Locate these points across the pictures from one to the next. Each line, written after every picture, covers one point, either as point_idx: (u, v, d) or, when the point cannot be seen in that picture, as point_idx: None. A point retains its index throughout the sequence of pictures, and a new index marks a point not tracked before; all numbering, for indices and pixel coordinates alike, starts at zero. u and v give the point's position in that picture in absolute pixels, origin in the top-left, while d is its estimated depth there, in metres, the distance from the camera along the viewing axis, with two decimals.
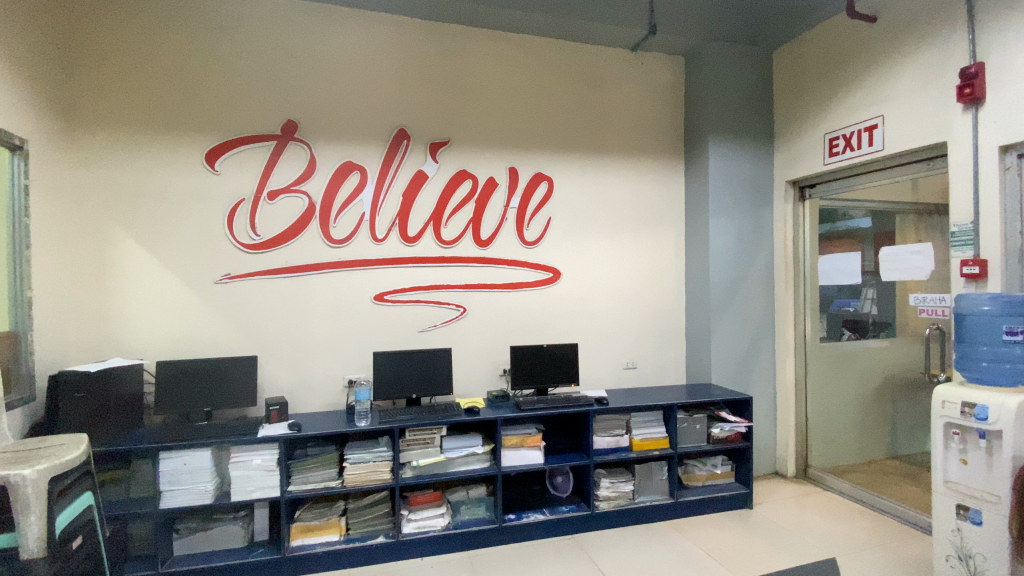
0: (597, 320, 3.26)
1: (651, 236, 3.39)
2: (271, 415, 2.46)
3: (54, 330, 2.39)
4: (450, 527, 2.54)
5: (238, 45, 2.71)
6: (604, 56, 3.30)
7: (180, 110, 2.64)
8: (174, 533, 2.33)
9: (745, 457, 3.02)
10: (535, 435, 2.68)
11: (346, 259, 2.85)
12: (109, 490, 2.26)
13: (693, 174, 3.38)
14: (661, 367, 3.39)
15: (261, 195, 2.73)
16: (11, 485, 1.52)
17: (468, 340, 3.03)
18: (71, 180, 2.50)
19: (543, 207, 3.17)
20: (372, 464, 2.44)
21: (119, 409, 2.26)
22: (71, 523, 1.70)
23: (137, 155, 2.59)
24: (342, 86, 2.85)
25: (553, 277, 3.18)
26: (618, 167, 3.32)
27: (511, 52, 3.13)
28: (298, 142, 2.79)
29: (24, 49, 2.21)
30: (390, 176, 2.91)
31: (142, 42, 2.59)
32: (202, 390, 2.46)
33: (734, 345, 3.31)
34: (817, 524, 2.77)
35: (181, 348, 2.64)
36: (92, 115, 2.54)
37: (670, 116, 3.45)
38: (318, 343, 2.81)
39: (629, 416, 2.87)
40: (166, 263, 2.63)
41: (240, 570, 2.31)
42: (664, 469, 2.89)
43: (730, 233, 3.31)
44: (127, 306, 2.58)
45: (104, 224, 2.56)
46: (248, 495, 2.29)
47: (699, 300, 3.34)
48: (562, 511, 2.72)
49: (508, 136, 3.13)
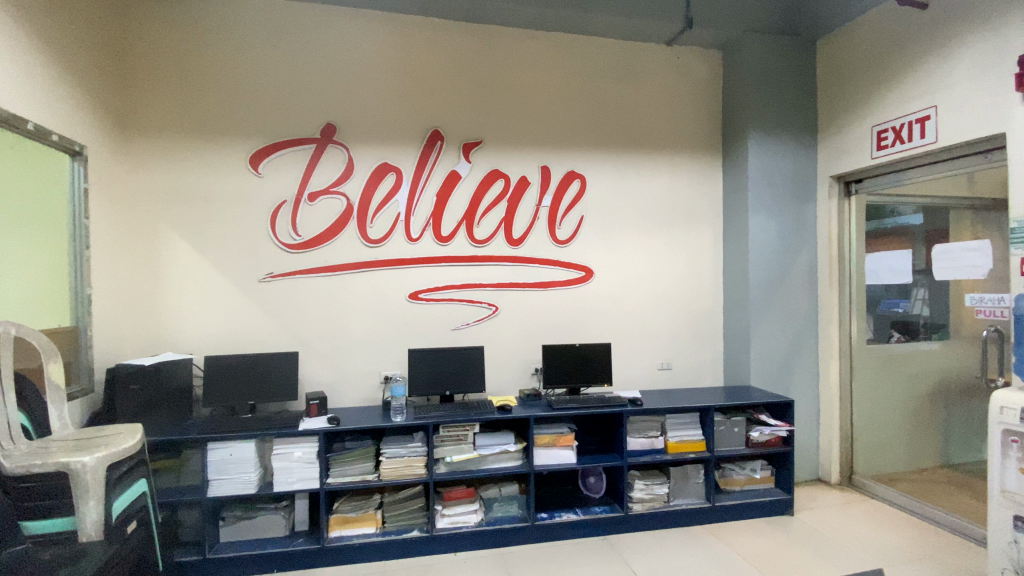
0: (631, 320, 3.22)
1: (687, 234, 3.31)
2: (312, 408, 2.53)
3: (111, 325, 2.53)
4: (483, 523, 2.57)
5: (279, 50, 2.80)
6: (638, 52, 3.25)
7: (225, 115, 2.75)
8: (220, 521, 2.42)
9: (785, 462, 2.92)
10: (568, 435, 2.67)
11: (382, 258, 2.90)
12: (161, 478, 2.38)
13: (732, 171, 3.29)
14: (697, 367, 3.32)
15: (301, 196, 2.82)
16: (73, 471, 1.63)
17: (501, 339, 3.04)
18: (127, 184, 2.65)
19: (575, 205, 3.15)
20: (407, 459, 2.48)
21: (170, 400, 2.38)
22: (127, 508, 1.80)
23: (186, 158, 2.71)
24: (378, 89, 2.91)
25: (586, 276, 3.15)
26: (652, 164, 3.26)
27: (542, 51, 3.11)
28: (336, 144, 2.86)
29: (83, 59, 2.35)
30: (425, 176, 2.95)
31: (190, 49, 2.71)
32: (246, 384, 2.56)
33: (774, 346, 3.21)
34: (862, 533, 2.65)
35: (227, 343, 2.75)
36: (145, 122, 2.67)
37: (706, 111, 3.36)
38: (356, 340, 2.88)
39: (664, 418, 2.81)
40: (213, 262, 2.74)
41: (282, 558, 2.38)
42: (700, 472, 2.83)
43: (770, 231, 3.20)
44: (176, 302, 2.71)
45: (156, 225, 2.69)
46: (290, 486, 2.37)
47: (737, 300, 3.25)
48: (595, 511, 2.70)
49: (540, 134, 3.12)
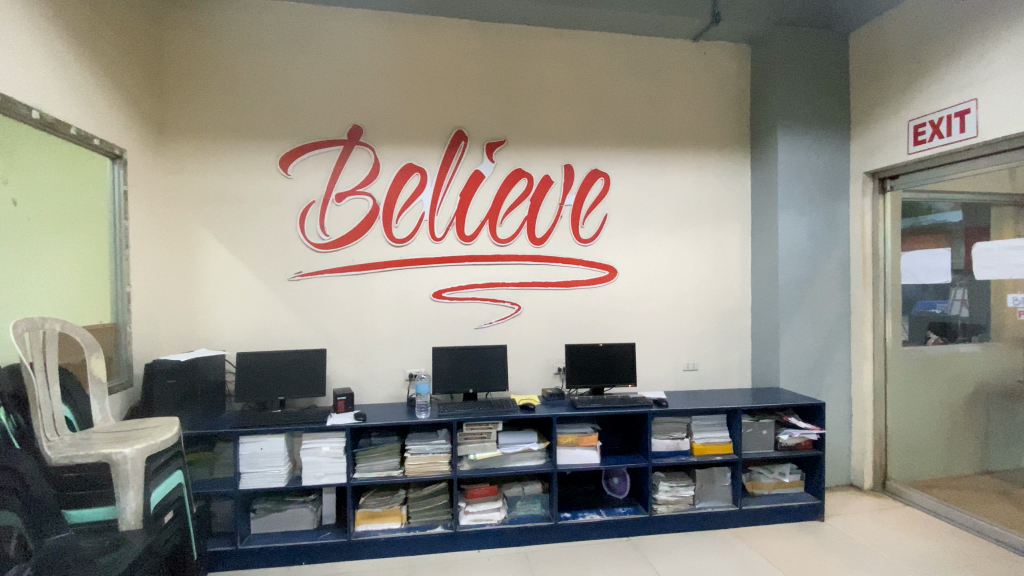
0: (656, 319, 3.18)
1: (714, 232, 3.26)
2: (339, 404, 2.58)
3: (150, 322, 2.63)
4: (506, 522, 2.57)
5: (307, 54, 2.86)
6: (663, 48, 3.21)
7: (255, 117, 2.82)
8: (251, 513, 2.49)
9: (816, 466, 2.84)
10: (591, 434, 2.65)
11: (407, 258, 2.94)
12: (195, 470, 2.45)
13: (761, 168, 3.22)
14: (724, 368, 3.26)
15: (329, 197, 2.87)
16: (114, 462, 1.69)
17: (523, 338, 3.05)
18: (164, 186, 2.75)
19: (599, 203, 3.13)
20: (431, 456, 2.51)
21: (204, 395, 2.45)
22: (165, 499, 1.87)
23: (219, 161, 2.80)
24: (402, 90, 2.94)
25: (610, 275, 3.13)
26: (678, 162, 3.21)
27: (566, 49, 3.10)
28: (362, 146, 2.91)
29: (122, 66, 2.45)
30: (449, 176, 2.98)
31: (223, 54, 2.79)
32: (275, 380, 2.62)
33: (804, 347, 3.13)
34: (897, 540, 2.57)
35: (257, 340, 2.82)
36: (180, 126, 2.77)
37: (734, 107, 3.30)
38: (381, 338, 2.92)
39: (689, 419, 2.77)
40: (244, 261, 2.82)
41: (310, 551, 2.44)
42: (727, 475, 2.78)
43: (801, 229, 3.12)
44: (210, 300, 2.79)
45: (190, 225, 2.78)
46: (318, 480, 2.42)
47: (766, 299, 3.18)
48: (619, 513, 2.68)
49: (563, 133, 3.11)
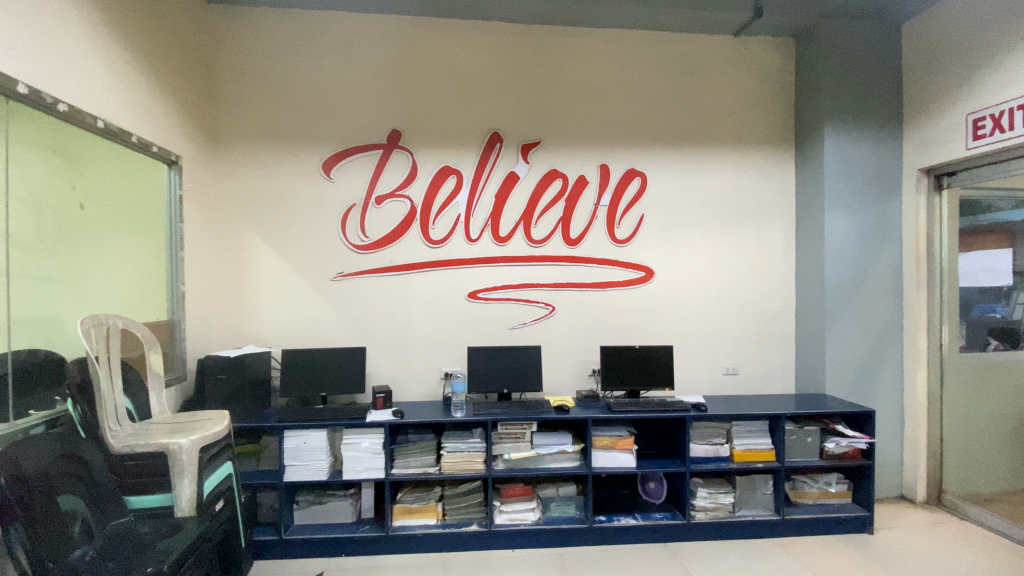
0: (694, 321, 3.11)
1: (755, 233, 3.16)
2: (378, 401, 2.64)
3: (202, 319, 2.76)
4: (541, 522, 2.58)
5: (348, 60, 2.94)
6: (702, 44, 3.14)
7: (300, 123, 2.92)
8: (294, 505, 2.57)
9: (865, 477, 2.72)
10: (627, 438, 2.61)
11: (443, 259, 2.98)
12: (243, 461, 2.57)
13: (806, 166, 3.11)
14: (766, 372, 3.16)
15: (369, 200, 2.95)
16: (171, 451, 1.78)
17: (558, 339, 3.04)
18: (215, 190, 2.88)
19: (635, 203, 3.09)
20: (466, 454, 2.53)
21: (252, 389, 2.56)
22: (216, 488, 1.96)
23: (266, 165, 2.91)
24: (440, 93, 2.99)
25: (646, 276, 3.09)
26: (718, 161, 3.14)
27: (602, 48, 3.08)
28: (401, 149, 2.97)
29: (178, 77, 2.59)
30: (484, 177, 3.00)
31: (269, 63, 2.90)
32: (317, 377, 2.70)
33: (852, 352, 3.00)
34: (952, 556, 2.43)
35: (300, 338, 2.92)
36: (230, 132, 2.90)
37: (776, 103, 3.19)
38: (417, 338, 2.97)
39: (729, 425, 2.70)
40: (288, 262, 2.92)
41: (349, 544, 2.50)
42: (769, 483, 2.69)
43: (850, 229, 3.00)
44: (256, 299, 2.90)
45: (239, 227, 2.91)
46: (357, 475, 2.48)
47: (811, 302, 3.06)
48: (656, 518, 2.63)
49: (599, 134, 3.08)
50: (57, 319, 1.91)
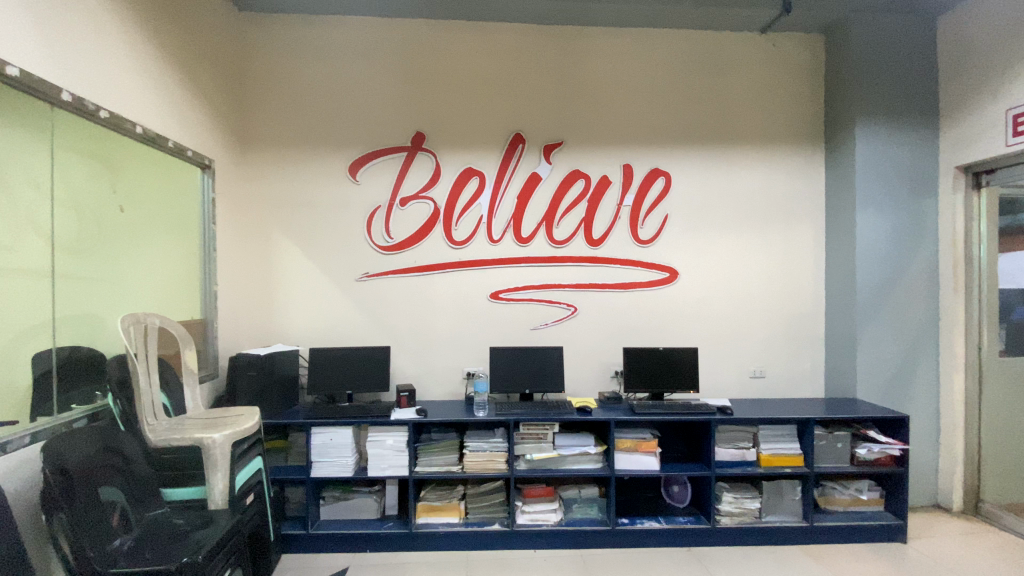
0: (719, 323, 3.06)
1: (783, 233, 3.10)
2: (402, 400, 2.68)
3: (233, 318, 2.84)
4: (563, 523, 2.58)
5: (373, 64, 2.99)
6: (728, 42, 3.09)
7: (327, 126, 2.99)
8: (321, 500, 2.62)
9: (899, 484, 2.63)
10: (651, 440, 2.58)
11: (465, 259, 3.00)
12: (272, 457, 2.64)
13: (836, 164, 3.03)
14: (794, 375, 3.09)
15: (394, 202, 2.99)
16: (206, 445, 1.83)
17: (580, 340, 3.03)
18: (246, 193, 2.96)
19: (659, 203, 3.06)
20: (489, 453, 2.55)
21: (280, 387, 2.62)
22: (247, 482, 2.01)
23: (294, 168, 2.98)
24: (463, 95, 3.02)
25: (671, 277, 3.05)
26: (744, 160, 3.09)
27: (626, 48, 3.06)
28: (425, 152, 3.00)
29: (211, 83, 2.67)
30: (507, 178, 3.02)
31: (297, 68, 2.97)
32: (343, 375, 2.76)
33: (885, 355, 2.91)
34: (991, 568, 2.34)
35: (326, 337, 2.98)
36: (260, 135, 2.97)
37: (805, 100, 3.12)
38: (441, 337, 3.00)
39: (756, 429, 2.64)
40: (314, 262, 2.98)
41: (374, 540, 2.55)
42: (797, 489, 2.62)
43: (883, 228, 2.91)
44: (284, 299, 2.97)
45: (268, 228, 2.98)
46: (382, 472, 2.52)
47: (842, 304, 2.98)
48: (680, 522, 2.60)
49: (622, 133, 3.06)
50: (96, 318, 1.99)
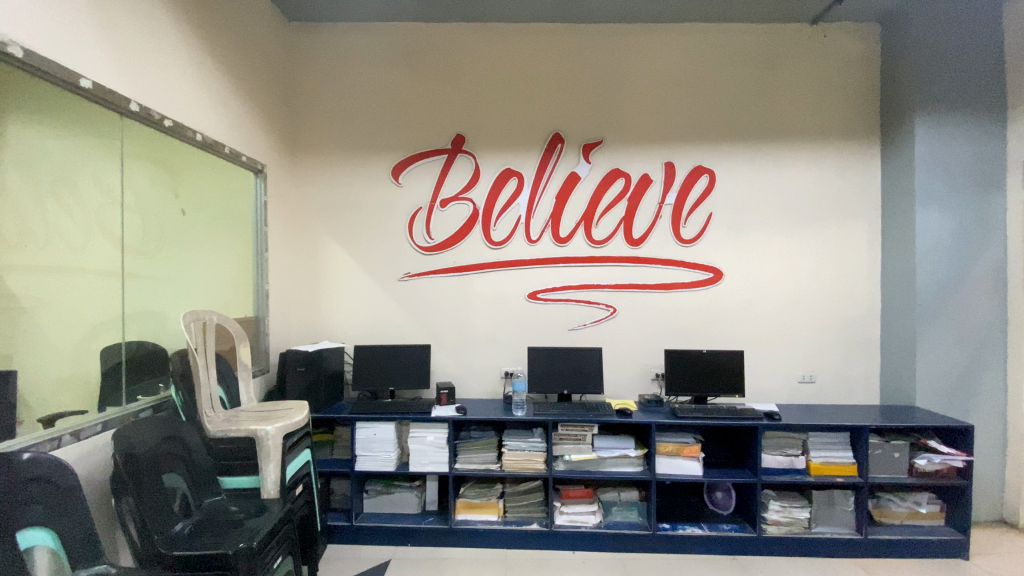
0: (766, 325, 2.97)
1: (836, 231, 2.97)
2: (442, 397, 2.72)
3: (283, 316, 2.97)
4: (602, 526, 2.56)
5: (416, 69, 3.06)
6: (775, 35, 2.99)
7: (370, 131, 3.07)
8: (364, 493, 2.70)
9: (961, 498, 2.48)
10: (693, 445, 2.52)
11: (504, 259, 3.02)
12: (319, 450, 2.74)
13: (893, 159, 2.88)
14: (846, 380, 2.95)
15: (434, 203, 3.05)
16: (259, 437, 1.91)
17: (620, 341, 3.00)
18: (296, 196, 3.09)
19: (702, 201, 2.99)
20: (527, 453, 2.56)
21: (327, 383, 2.71)
22: (297, 473, 2.08)
23: (340, 171, 3.09)
24: (502, 97, 3.04)
25: (714, 277, 2.98)
26: (793, 157, 2.98)
27: (667, 45, 3.01)
28: (465, 154, 3.04)
29: (264, 92, 2.80)
30: (545, 178, 3.02)
31: (344, 75, 3.08)
32: (385, 372, 2.83)
33: (946, 361, 2.75)
34: None
35: (369, 335, 3.06)
36: (309, 140, 3.09)
37: (860, 92, 2.98)
38: (480, 337, 3.03)
39: (805, 436, 2.54)
40: (358, 262, 3.07)
41: (415, 534, 2.60)
42: (850, 500, 2.52)
43: (944, 226, 2.75)
44: (331, 298, 3.08)
45: (315, 230, 3.09)
46: (423, 467, 2.57)
47: (900, 306, 2.83)
48: (723, 529, 2.54)
49: (664, 131, 3.01)
50: (160, 315, 2.12)
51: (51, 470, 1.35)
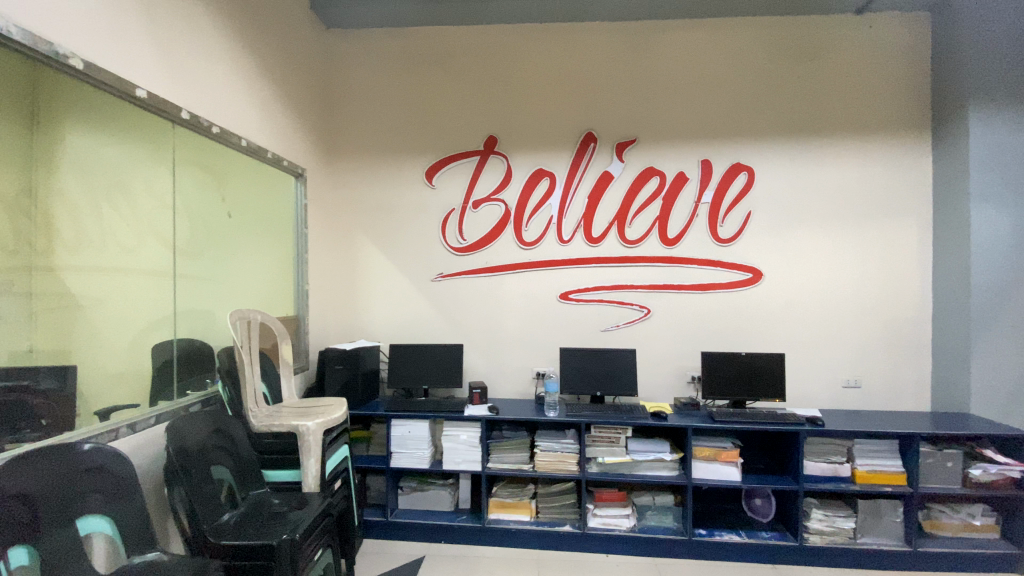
0: (807, 327, 2.87)
1: (883, 229, 2.84)
2: (474, 397, 2.74)
3: (321, 315, 3.05)
4: (635, 530, 2.52)
5: (449, 71, 3.09)
6: (818, 27, 2.89)
7: (405, 133, 3.13)
8: (399, 489, 2.75)
9: (1020, 510, 2.34)
10: (731, 450, 2.46)
11: (536, 259, 3.02)
12: (355, 446, 2.81)
13: (945, 153, 2.74)
14: (894, 385, 2.83)
15: (467, 204, 3.08)
16: (301, 432, 1.96)
17: (654, 342, 2.95)
18: (333, 198, 3.17)
19: (741, 199, 2.92)
20: (560, 454, 2.55)
21: (363, 380, 2.77)
22: (336, 467, 2.14)
23: (375, 174, 3.15)
24: (535, 97, 3.04)
25: (754, 278, 2.90)
26: (837, 152, 2.87)
27: (703, 40, 2.95)
28: (497, 155, 3.06)
29: (304, 97, 2.89)
30: (578, 178, 3.01)
31: (380, 80, 3.15)
32: (419, 371, 2.87)
33: (1005, 366, 2.60)
34: None
35: (404, 334, 3.12)
36: (346, 144, 3.17)
37: (910, 84, 2.84)
38: (512, 337, 3.04)
39: (850, 443, 2.45)
40: (393, 262, 3.13)
41: (449, 532, 2.63)
42: (899, 510, 2.40)
43: (1003, 224, 2.60)
44: (367, 297, 3.15)
45: (352, 231, 3.17)
46: (456, 466, 2.60)
47: (954, 308, 2.69)
48: (762, 536, 2.47)
49: (700, 128, 2.95)
50: (208, 314, 2.21)
51: (108, 459, 1.43)
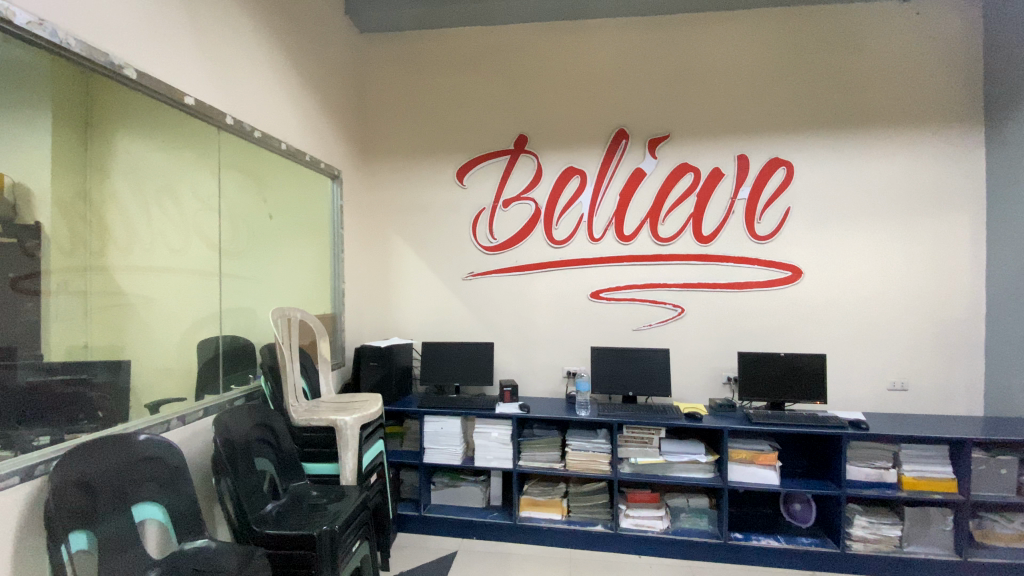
0: (849, 328, 2.78)
1: (931, 226, 2.72)
2: (505, 394, 2.77)
3: (357, 313, 3.13)
4: (669, 531, 2.49)
5: (481, 71, 3.12)
6: (862, 15, 2.78)
7: (438, 134, 3.17)
8: (432, 485, 2.80)
9: None
10: (769, 453, 2.40)
11: (566, 258, 3.02)
12: (390, 441, 2.87)
13: (1001, 145, 2.59)
14: (944, 389, 2.70)
15: (497, 203, 3.09)
16: (339, 426, 2.02)
17: (688, 342, 2.91)
18: (368, 199, 3.24)
19: (779, 195, 2.84)
20: (592, 453, 2.54)
21: (397, 377, 2.82)
22: (372, 462, 2.20)
23: (408, 174, 3.21)
24: (567, 95, 3.04)
25: (793, 276, 2.82)
26: (881, 145, 2.76)
27: (738, 33, 2.88)
28: (528, 153, 3.07)
29: (341, 100, 2.96)
30: (609, 176, 2.98)
31: (413, 82, 3.20)
32: (451, 368, 2.91)
33: None
34: None
35: (436, 332, 3.16)
36: (381, 146, 3.24)
37: (962, 73, 2.70)
38: (543, 336, 3.05)
39: (896, 447, 2.35)
40: (426, 261, 3.18)
41: (480, 528, 2.66)
42: (949, 519, 2.29)
43: None
44: (400, 296, 3.21)
45: (386, 230, 3.23)
46: (488, 463, 2.62)
47: (1010, 308, 2.55)
48: (802, 542, 2.40)
49: (736, 122, 2.88)
50: (252, 312, 2.29)
51: (160, 451, 1.50)
